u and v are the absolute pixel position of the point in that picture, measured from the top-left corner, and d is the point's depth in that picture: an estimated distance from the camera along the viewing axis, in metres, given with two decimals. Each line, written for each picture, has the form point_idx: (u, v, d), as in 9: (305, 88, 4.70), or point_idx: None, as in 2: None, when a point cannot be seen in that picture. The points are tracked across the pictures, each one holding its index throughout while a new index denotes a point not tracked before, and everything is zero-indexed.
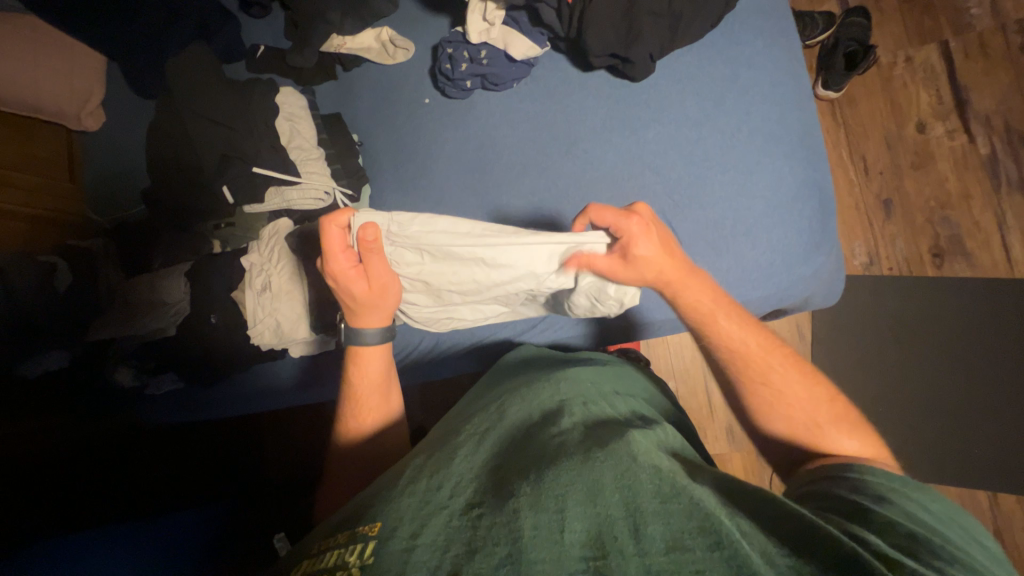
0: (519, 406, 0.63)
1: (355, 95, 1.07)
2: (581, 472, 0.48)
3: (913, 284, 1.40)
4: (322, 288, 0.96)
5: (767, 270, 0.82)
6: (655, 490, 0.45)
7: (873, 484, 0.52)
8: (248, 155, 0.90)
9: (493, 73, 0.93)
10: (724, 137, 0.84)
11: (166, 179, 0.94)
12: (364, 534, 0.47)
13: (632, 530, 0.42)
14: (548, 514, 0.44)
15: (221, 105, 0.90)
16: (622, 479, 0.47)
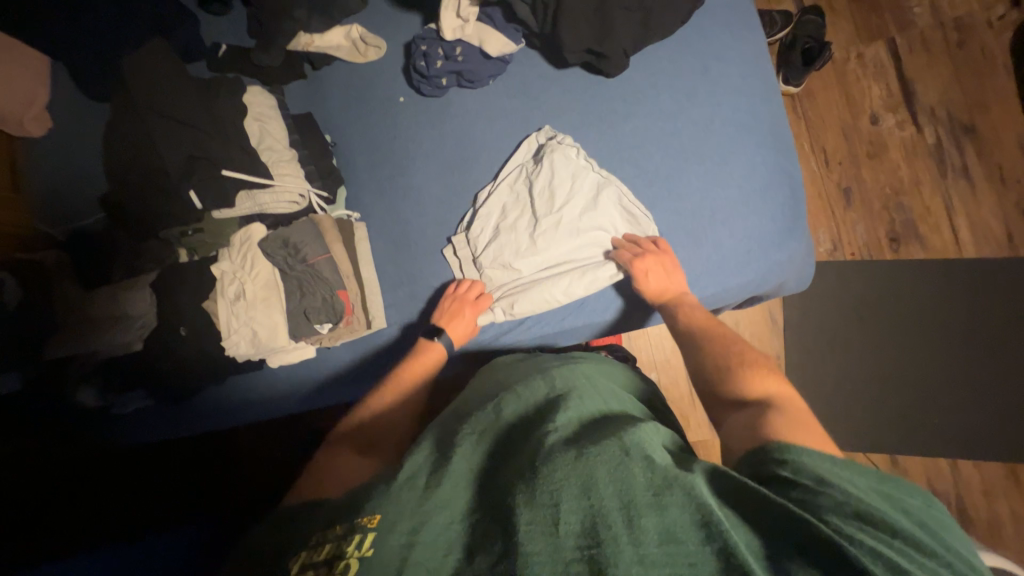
0: (517, 401, 0.62)
1: (326, 94, 1.04)
2: (577, 463, 0.47)
3: (872, 268, 1.48)
4: (299, 294, 0.92)
5: (745, 257, 0.84)
6: (649, 482, 0.45)
7: (813, 465, 0.47)
8: (216, 157, 0.86)
9: (469, 69, 0.93)
10: (698, 130, 0.87)
11: (126, 185, 0.89)
12: (363, 525, 0.46)
13: (627, 522, 0.43)
14: (542, 511, 0.44)
15: (185, 104, 0.86)
16: (617, 472, 0.46)
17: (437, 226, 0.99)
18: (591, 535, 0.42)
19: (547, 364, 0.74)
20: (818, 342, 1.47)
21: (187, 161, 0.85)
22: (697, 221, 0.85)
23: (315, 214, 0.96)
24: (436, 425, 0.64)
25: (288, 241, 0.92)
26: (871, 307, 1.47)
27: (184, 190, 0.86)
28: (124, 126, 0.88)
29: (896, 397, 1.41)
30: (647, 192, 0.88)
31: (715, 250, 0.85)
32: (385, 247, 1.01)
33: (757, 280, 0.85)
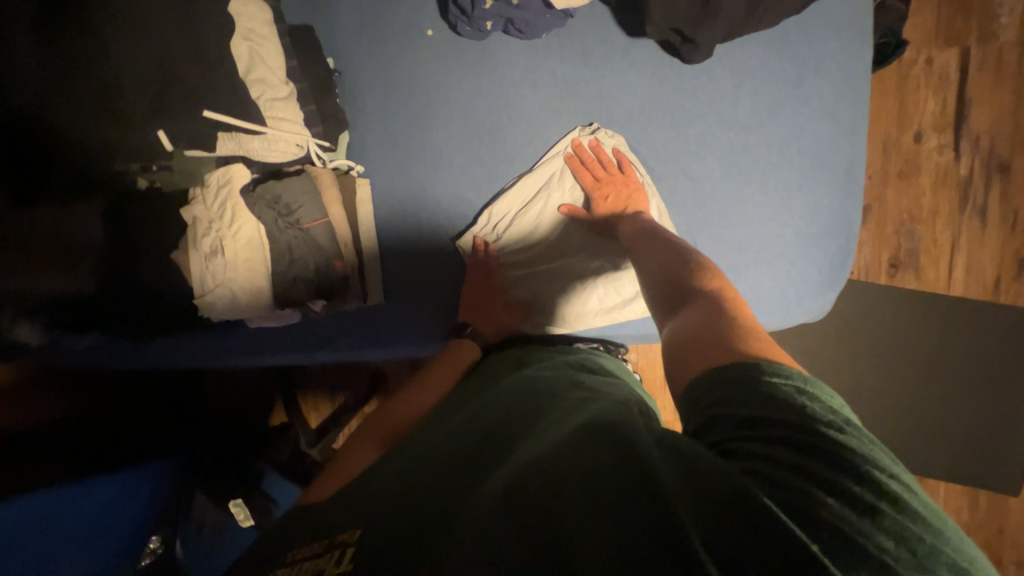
0: (499, 411, 0.60)
1: (335, 6, 0.82)
2: (525, 451, 0.48)
3: (864, 290, 1.51)
4: (288, 260, 0.80)
5: (780, 300, 0.80)
6: (609, 464, 0.41)
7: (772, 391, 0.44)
8: (196, 92, 0.69)
9: (522, 18, 0.74)
10: (769, 151, 0.77)
11: (69, 94, 0.70)
12: (344, 540, 0.45)
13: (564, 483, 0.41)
14: (492, 490, 0.43)
15: (152, 8, 0.67)
16: (583, 462, 0.42)
17: (455, 202, 0.86)
18: (533, 498, 0.41)
19: (544, 367, 0.70)
20: (791, 351, 1.54)
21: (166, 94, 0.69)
22: (743, 255, 0.79)
23: (310, 164, 0.81)
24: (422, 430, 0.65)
25: (278, 196, 0.78)
26: (853, 326, 1.52)
27: (152, 130, 0.71)
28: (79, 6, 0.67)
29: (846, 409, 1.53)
30: (697, 211, 0.79)
31: (752, 288, 0.79)
32: (392, 216, 0.87)
33: (782, 325, 0.82)
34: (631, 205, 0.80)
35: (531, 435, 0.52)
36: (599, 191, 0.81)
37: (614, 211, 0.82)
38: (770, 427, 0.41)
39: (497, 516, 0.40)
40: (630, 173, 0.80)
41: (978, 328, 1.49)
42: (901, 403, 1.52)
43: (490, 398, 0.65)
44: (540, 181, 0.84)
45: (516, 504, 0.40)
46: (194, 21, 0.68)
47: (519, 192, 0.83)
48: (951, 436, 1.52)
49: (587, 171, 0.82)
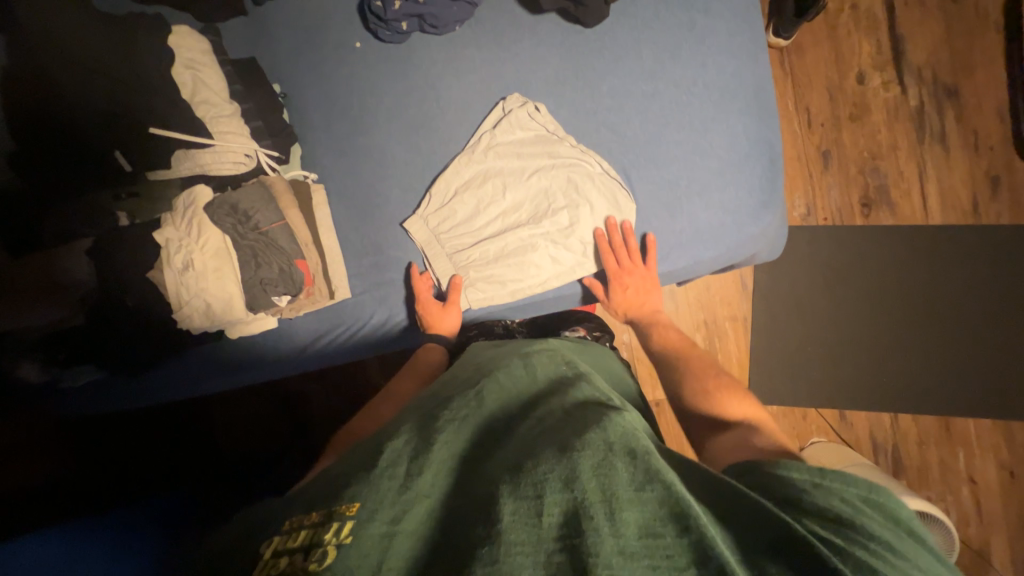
0: (503, 404, 0.63)
1: (272, 36, 0.92)
2: (561, 454, 0.49)
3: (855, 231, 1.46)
4: (254, 264, 0.86)
5: (719, 230, 0.84)
6: (630, 477, 0.46)
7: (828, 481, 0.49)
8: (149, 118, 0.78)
9: (432, 13, 0.82)
10: (680, 92, 0.82)
11: (40, 140, 0.78)
12: (341, 512, 0.45)
13: (608, 515, 0.43)
14: (518, 496, 0.46)
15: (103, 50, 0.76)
16: (600, 467, 0.47)
17: (404, 191, 0.92)
18: (574, 508, 0.44)
19: (538, 356, 0.74)
20: (781, 307, 1.52)
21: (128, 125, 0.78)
22: (674, 191, 0.83)
23: (265, 174, 0.88)
24: (419, 406, 0.65)
25: (237, 205, 0.84)
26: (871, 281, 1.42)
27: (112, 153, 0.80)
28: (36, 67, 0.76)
29: (852, 357, 1.50)
30: (624, 159, 0.84)
31: (689, 222, 0.83)
32: (348, 214, 0.93)
33: (728, 254, 0.85)
34: (643, 296, 0.88)
35: (541, 429, 0.56)
36: (622, 296, 0.87)
37: (628, 299, 0.87)
38: (843, 514, 0.45)
39: (536, 527, 0.43)
40: (651, 266, 0.85)
41: (968, 253, 1.46)
42: (907, 342, 1.48)
43: (510, 396, 0.65)
44: (476, 165, 0.86)
45: (548, 515, 0.44)
46: (139, 57, 0.77)
47: (451, 176, 0.86)
48: (967, 367, 1.46)
49: (609, 255, 0.84)
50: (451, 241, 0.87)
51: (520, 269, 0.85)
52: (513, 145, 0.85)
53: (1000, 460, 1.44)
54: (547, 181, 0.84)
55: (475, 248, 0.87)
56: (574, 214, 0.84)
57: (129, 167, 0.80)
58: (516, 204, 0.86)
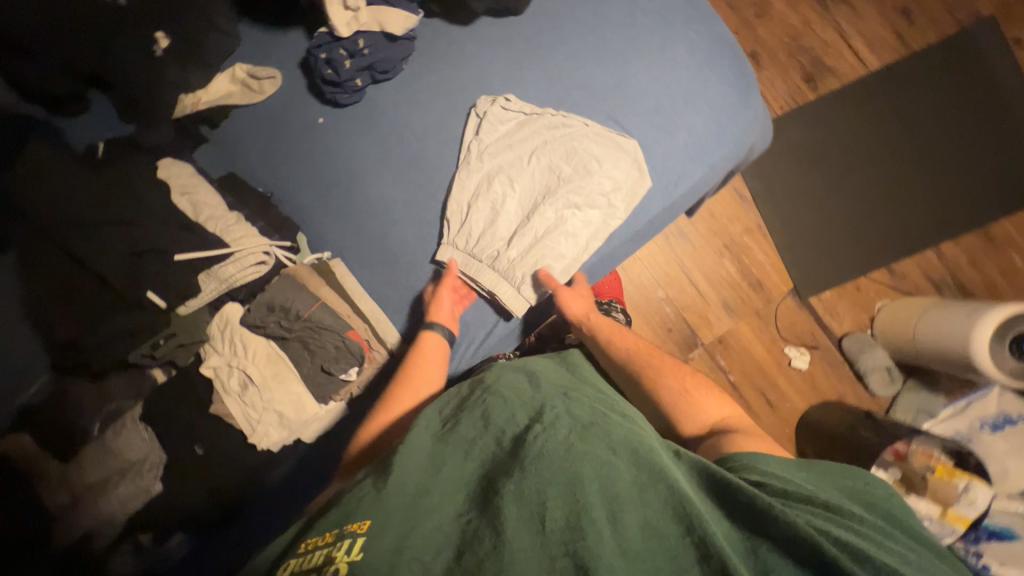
0: (503, 408, 0.65)
1: (240, 146, 0.96)
2: (566, 461, 0.53)
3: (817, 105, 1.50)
4: (309, 353, 0.84)
5: (718, 128, 0.86)
6: (633, 484, 0.52)
7: (815, 484, 0.55)
8: (168, 247, 0.75)
9: (379, 59, 0.87)
10: (626, 30, 0.87)
11: (58, 307, 0.72)
12: (353, 531, 0.50)
13: (609, 520, 0.48)
14: (520, 504, 0.50)
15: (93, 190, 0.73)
16: (602, 474, 0.52)
17: (418, 228, 0.92)
18: (577, 511, 0.48)
19: (533, 366, 0.79)
20: (787, 201, 1.57)
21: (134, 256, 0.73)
22: (663, 113, 0.85)
23: (284, 267, 0.87)
24: (448, 431, 0.65)
25: (273, 303, 0.83)
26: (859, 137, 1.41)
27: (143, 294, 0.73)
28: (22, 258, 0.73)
29: (878, 213, 1.51)
30: (605, 106, 0.86)
31: (690, 132, 0.85)
32: (376, 274, 0.93)
33: (735, 147, 0.88)
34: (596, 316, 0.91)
35: (549, 427, 0.58)
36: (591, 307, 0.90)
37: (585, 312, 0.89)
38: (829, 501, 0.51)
39: (548, 532, 0.47)
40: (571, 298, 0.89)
41: (924, 76, 1.51)
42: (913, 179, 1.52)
43: (522, 401, 0.67)
44: (477, 170, 0.87)
45: (554, 522, 0.48)
46: (139, 195, 0.76)
47: (460, 190, 0.87)
48: None
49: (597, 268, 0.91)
50: (485, 248, 0.86)
51: (562, 241, 0.85)
52: (503, 138, 0.87)
53: None
54: (546, 153, 0.86)
55: (509, 246, 0.86)
56: (585, 171, 0.84)
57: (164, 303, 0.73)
58: (528, 188, 0.87)
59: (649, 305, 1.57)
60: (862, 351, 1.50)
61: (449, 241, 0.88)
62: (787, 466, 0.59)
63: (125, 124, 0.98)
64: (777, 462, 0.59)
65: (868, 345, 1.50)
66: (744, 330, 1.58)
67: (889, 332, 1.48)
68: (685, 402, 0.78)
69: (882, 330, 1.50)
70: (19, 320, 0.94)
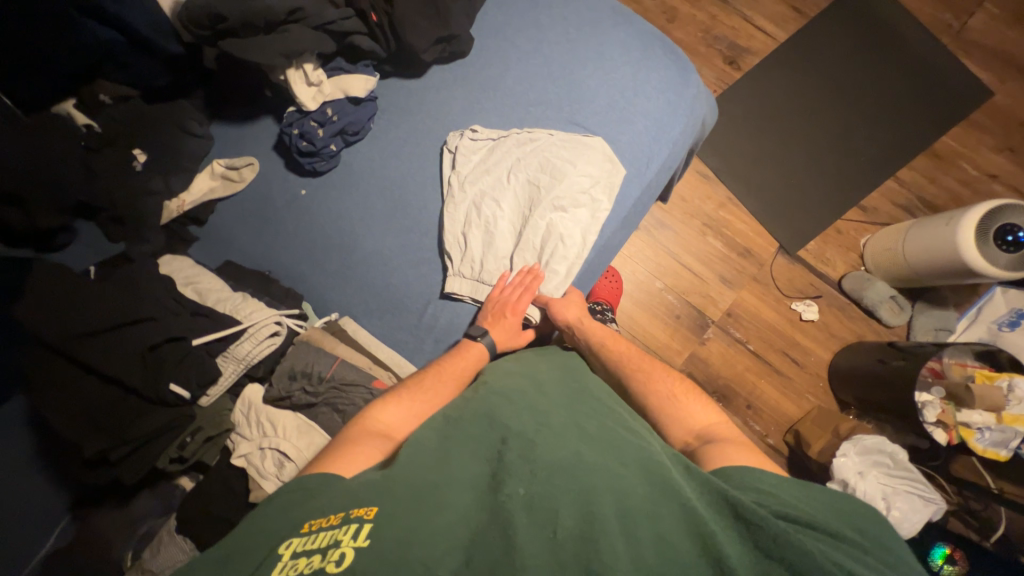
0: (513, 415, 0.70)
1: (231, 235, 1.00)
2: (580, 475, 0.59)
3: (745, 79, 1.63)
4: (340, 416, 0.83)
5: (670, 107, 0.94)
6: (640, 497, 0.57)
7: (803, 494, 0.59)
8: (181, 334, 0.74)
9: (348, 121, 0.93)
10: (563, 46, 0.96)
11: (74, 429, 0.69)
12: (360, 517, 0.54)
13: (619, 529, 0.53)
14: (533, 521, 0.55)
15: (93, 300, 0.72)
16: (612, 487, 0.58)
17: (417, 268, 0.93)
18: (584, 522, 0.54)
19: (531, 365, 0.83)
20: (748, 169, 1.66)
21: (151, 356, 0.72)
22: (617, 106, 0.92)
23: (298, 335, 0.87)
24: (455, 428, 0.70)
25: (295, 372, 0.83)
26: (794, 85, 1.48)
27: (163, 389, 0.70)
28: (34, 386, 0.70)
29: (828, 161, 1.63)
30: (563, 113, 0.93)
31: (646, 117, 0.92)
32: (386, 321, 0.93)
33: (690, 120, 0.95)
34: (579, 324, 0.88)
35: (560, 443, 0.64)
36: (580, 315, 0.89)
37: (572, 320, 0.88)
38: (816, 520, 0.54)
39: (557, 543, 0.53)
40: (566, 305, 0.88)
41: (829, 35, 1.68)
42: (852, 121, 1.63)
43: (533, 405, 0.72)
44: (462, 197, 0.91)
45: (559, 535, 0.53)
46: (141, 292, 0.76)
47: (450, 220, 0.91)
48: (907, 104, 1.63)
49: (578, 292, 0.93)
50: (488, 268, 0.89)
51: (556, 242, 0.88)
52: (478, 164, 0.92)
53: (995, 145, 1.59)
54: (522, 166, 0.91)
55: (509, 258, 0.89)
56: (562, 173, 0.89)
57: (190, 392, 0.71)
58: (514, 201, 0.91)
59: (653, 299, 1.59)
60: (865, 288, 1.53)
61: (452, 270, 0.90)
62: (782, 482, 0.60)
63: (113, 244, 1.02)
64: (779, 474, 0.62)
65: (866, 280, 1.54)
66: (748, 298, 1.60)
67: (881, 262, 1.53)
68: (675, 405, 0.78)
69: (874, 262, 1.55)
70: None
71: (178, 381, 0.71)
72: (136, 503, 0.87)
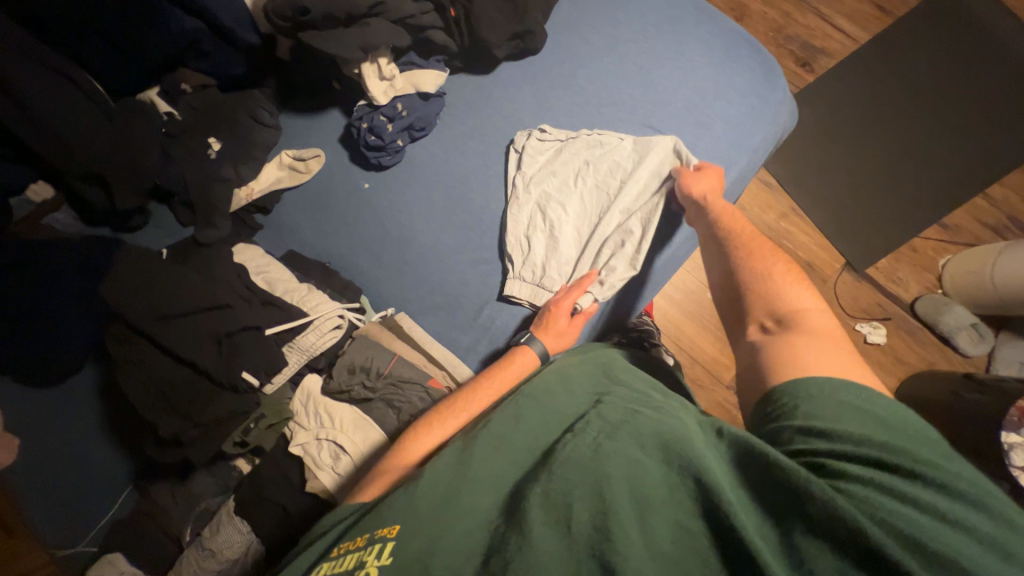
0: (535, 407, 0.64)
1: (293, 224, 1.01)
2: (593, 464, 0.50)
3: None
4: (394, 412, 0.82)
5: (752, 112, 0.88)
6: (663, 482, 0.48)
7: (883, 441, 0.46)
8: (252, 323, 0.76)
9: (417, 118, 0.93)
10: (639, 45, 0.93)
11: (149, 409, 0.72)
12: (382, 536, 0.51)
13: (638, 516, 0.46)
14: (548, 506, 0.48)
15: (170, 286, 0.74)
16: (630, 471, 0.49)
17: (475, 267, 0.92)
18: (599, 512, 0.46)
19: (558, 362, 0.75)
20: (815, 178, 1.57)
21: (224, 342, 0.73)
22: (696, 109, 0.88)
23: (357, 328, 0.88)
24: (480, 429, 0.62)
25: (353, 365, 0.83)
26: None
27: (236, 375, 0.73)
28: (115, 364, 0.74)
29: (911, 171, 1.50)
30: (637, 114, 0.89)
31: (725, 122, 0.87)
32: (442, 319, 0.92)
33: (773, 126, 0.90)
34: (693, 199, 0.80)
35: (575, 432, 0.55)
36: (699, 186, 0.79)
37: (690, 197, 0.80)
38: (880, 475, 0.44)
39: (575, 534, 0.46)
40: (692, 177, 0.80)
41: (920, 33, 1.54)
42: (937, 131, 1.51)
43: (560, 408, 0.65)
44: (525, 199, 0.89)
45: (574, 528, 0.47)
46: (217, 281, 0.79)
47: (513, 219, 0.89)
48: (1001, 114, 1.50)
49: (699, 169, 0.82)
50: (549, 272, 0.86)
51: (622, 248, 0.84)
52: (544, 166, 0.90)
53: None
54: (591, 168, 0.88)
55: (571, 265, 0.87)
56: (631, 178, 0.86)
57: (261, 379, 0.73)
58: (580, 205, 0.88)
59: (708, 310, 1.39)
60: (940, 313, 1.42)
61: (513, 272, 0.87)
62: (841, 403, 0.51)
63: (182, 227, 1.04)
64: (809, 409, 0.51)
65: (943, 304, 1.42)
66: None
67: (961, 286, 1.41)
68: (770, 285, 0.68)
69: (954, 285, 1.43)
70: (100, 432, 0.95)
71: (251, 369, 0.73)
72: (194, 481, 0.88)
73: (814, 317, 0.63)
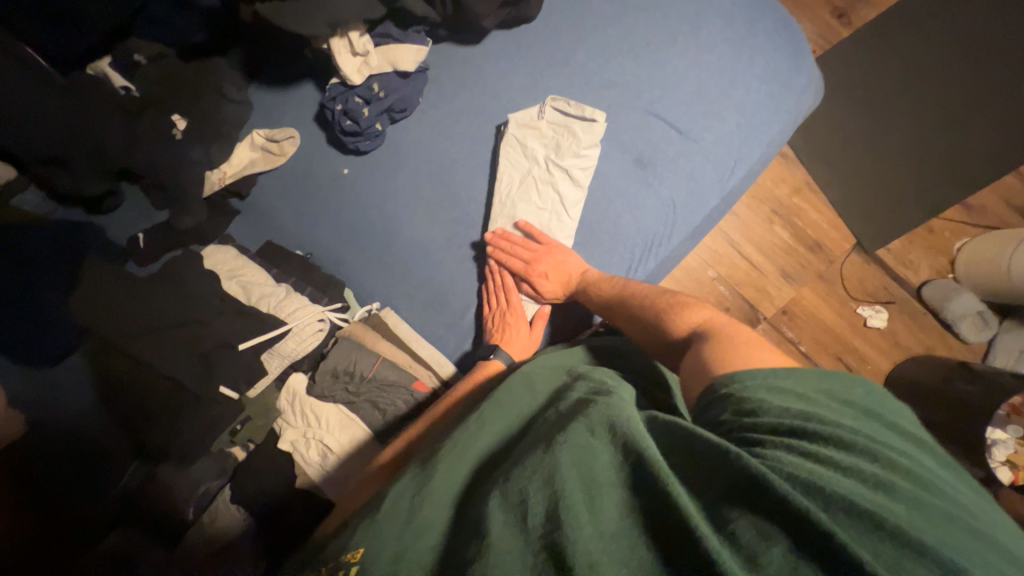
0: (496, 410, 0.60)
1: (270, 212, 0.95)
2: (545, 452, 0.45)
3: (856, 39, 1.36)
4: (379, 412, 0.83)
5: (769, 102, 0.80)
6: (611, 465, 0.43)
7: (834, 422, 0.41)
8: (226, 339, 0.74)
9: (396, 100, 0.84)
10: (649, 14, 0.82)
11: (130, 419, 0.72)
12: (349, 562, 0.46)
13: (589, 507, 0.40)
14: (504, 504, 0.43)
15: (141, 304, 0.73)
16: (578, 457, 0.43)
17: (462, 264, 0.88)
18: (550, 502, 0.41)
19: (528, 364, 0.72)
20: (837, 149, 1.45)
21: (201, 357, 0.72)
22: (706, 95, 0.79)
23: (340, 329, 0.87)
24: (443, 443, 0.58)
25: (336, 370, 0.82)
26: (913, 55, 1.24)
27: (214, 391, 0.73)
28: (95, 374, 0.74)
29: None
30: (641, 99, 0.80)
31: (740, 112, 0.79)
32: (427, 317, 0.89)
33: (790, 119, 0.82)
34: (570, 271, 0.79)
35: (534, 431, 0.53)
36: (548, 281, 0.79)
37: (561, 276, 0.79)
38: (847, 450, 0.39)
39: (530, 530, 0.41)
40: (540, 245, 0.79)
41: None
42: None
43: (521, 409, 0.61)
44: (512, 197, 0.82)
45: (528, 522, 0.41)
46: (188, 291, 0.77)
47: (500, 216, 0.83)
48: None
49: (513, 258, 0.79)
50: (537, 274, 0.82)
51: (613, 251, 0.80)
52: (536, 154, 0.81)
53: None
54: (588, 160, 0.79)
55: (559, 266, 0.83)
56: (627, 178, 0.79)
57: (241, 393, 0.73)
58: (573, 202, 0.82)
59: None
60: (947, 299, 1.37)
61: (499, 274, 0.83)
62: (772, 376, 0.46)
63: (155, 209, 0.99)
64: (773, 387, 0.45)
65: (953, 290, 1.37)
66: (809, 295, 1.46)
67: (974, 272, 1.35)
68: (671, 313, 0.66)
69: (966, 271, 1.37)
70: None
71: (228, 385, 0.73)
72: None
73: (717, 319, 0.61)
